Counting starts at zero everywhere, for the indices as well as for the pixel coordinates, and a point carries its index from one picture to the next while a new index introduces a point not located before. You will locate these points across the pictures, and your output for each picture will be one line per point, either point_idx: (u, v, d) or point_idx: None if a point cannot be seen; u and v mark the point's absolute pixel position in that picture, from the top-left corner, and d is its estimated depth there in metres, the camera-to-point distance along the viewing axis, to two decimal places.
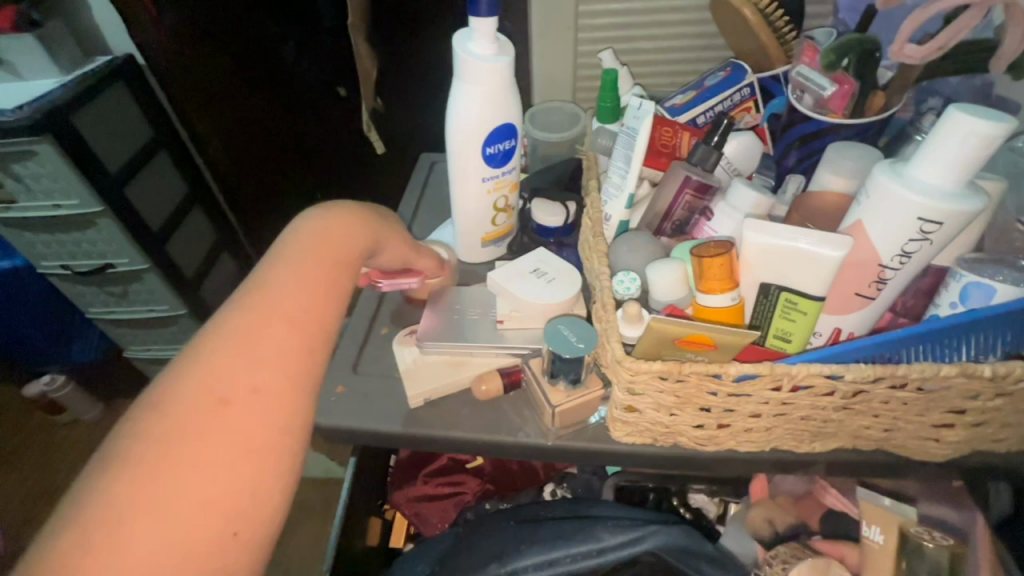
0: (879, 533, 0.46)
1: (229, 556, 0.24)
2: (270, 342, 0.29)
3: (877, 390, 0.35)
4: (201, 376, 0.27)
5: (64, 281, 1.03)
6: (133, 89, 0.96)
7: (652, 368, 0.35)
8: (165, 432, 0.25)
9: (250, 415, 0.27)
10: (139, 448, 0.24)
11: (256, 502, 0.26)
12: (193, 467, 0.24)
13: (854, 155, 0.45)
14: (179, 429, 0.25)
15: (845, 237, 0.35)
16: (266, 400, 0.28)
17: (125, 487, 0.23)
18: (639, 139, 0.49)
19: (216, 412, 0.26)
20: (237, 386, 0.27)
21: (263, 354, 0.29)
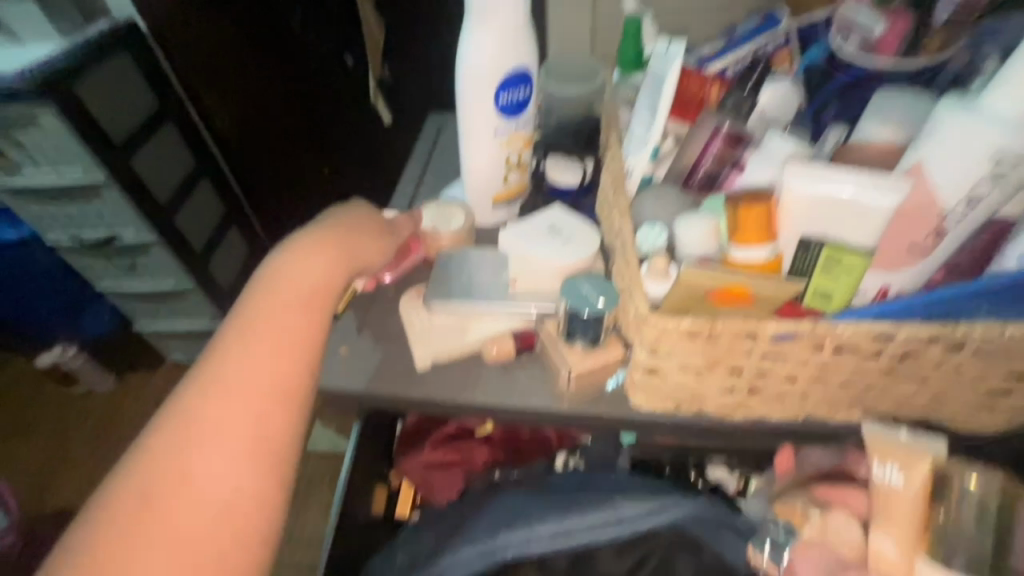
0: (896, 472, 0.34)
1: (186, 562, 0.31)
2: (237, 384, 0.36)
3: (930, 352, 0.32)
4: (183, 416, 0.35)
5: (71, 252, 1.02)
6: (137, 55, 0.85)
7: (681, 325, 0.32)
8: (157, 473, 0.33)
9: (211, 448, 0.34)
10: (134, 473, 0.32)
11: (228, 513, 0.32)
12: (166, 488, 0.32)
13: (903, 104, 0.42)
14: (162, 458, 0.33)
15: (899, 180, 0.32)
16: (226, 434, 0.34)
17: (130, 521, 0.31)
18: (667, 85, 0.45)
19: (187, 445, 0.34)
20: (208, 423, 0.34)
21: (229, 396, 0.35)
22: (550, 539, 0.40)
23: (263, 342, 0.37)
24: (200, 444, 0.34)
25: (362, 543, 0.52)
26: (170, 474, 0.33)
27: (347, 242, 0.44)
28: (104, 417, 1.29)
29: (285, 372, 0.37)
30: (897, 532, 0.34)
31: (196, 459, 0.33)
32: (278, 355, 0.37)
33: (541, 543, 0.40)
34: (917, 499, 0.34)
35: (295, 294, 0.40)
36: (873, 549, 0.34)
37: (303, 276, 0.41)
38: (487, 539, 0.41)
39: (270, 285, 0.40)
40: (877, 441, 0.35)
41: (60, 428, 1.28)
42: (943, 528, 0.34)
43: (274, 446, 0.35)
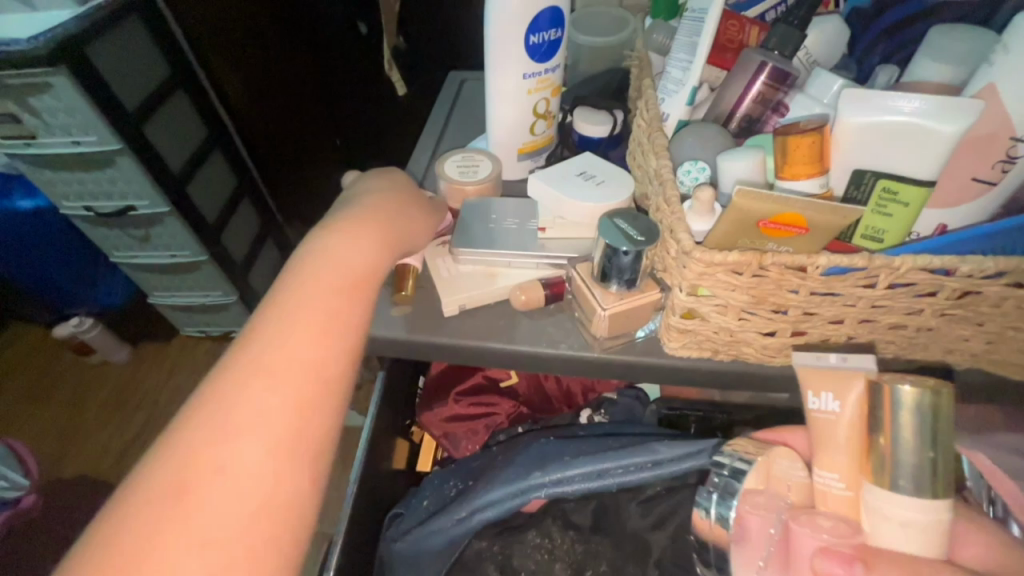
0: (832, 401, 0.33)
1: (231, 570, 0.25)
2: (279, 360, 0.31)
3: (992, 290, 0.30)
4: (217, 395, 0.29)
5: (86, 221, 1.01)
6: (151, 25, 0.90)
7: (727, 259, 0.30)
8: (181, 469, 0.26)
9: (255, 432, 0.28)
10: (158, 467, 0.27)
11: (278, 511, 0.27)
12: (198, 484, 0.26)
13: (964, 35, 0.38)
14: (192, 446, 0.27)
15: (975, 99, 0.30)
16: (271, 416, 0.29)
17: (151, 526, 0.25)
18: (708, 22, 0.43)
19: (225, 428, 0.28)
20: (246, 405, 0.29)
21: (271, 374, 0.30)
22: (583, 480, 0.39)
23: (309, 318, 0.32)
24: (233, 433, 0.28)
25: (383, 496, 0.52)
26: (197, 470, 0.27)
27: (391, 219, 0.41)
28: (121, 386, 1.31)
29: (332, 354, 0.32)
30: (840, 464, 0.33)
31: (228, 452, 0.27)
32: (326, 333, 0.32)
33: (574, 482, 0.39)
34: (857, 423, 0.32)
35: (345, 269, 0.35)
36: (817, 484, 0.34)
37: (347, 250, 0.36)
38: (519, 479, 0.40)
39: (315, 259, 0.35)
40: (811, 370, 0.34)
41: (78, 396, 1.29)
42: (892, 448, 0.30)
43: (324, 432, 0.30)
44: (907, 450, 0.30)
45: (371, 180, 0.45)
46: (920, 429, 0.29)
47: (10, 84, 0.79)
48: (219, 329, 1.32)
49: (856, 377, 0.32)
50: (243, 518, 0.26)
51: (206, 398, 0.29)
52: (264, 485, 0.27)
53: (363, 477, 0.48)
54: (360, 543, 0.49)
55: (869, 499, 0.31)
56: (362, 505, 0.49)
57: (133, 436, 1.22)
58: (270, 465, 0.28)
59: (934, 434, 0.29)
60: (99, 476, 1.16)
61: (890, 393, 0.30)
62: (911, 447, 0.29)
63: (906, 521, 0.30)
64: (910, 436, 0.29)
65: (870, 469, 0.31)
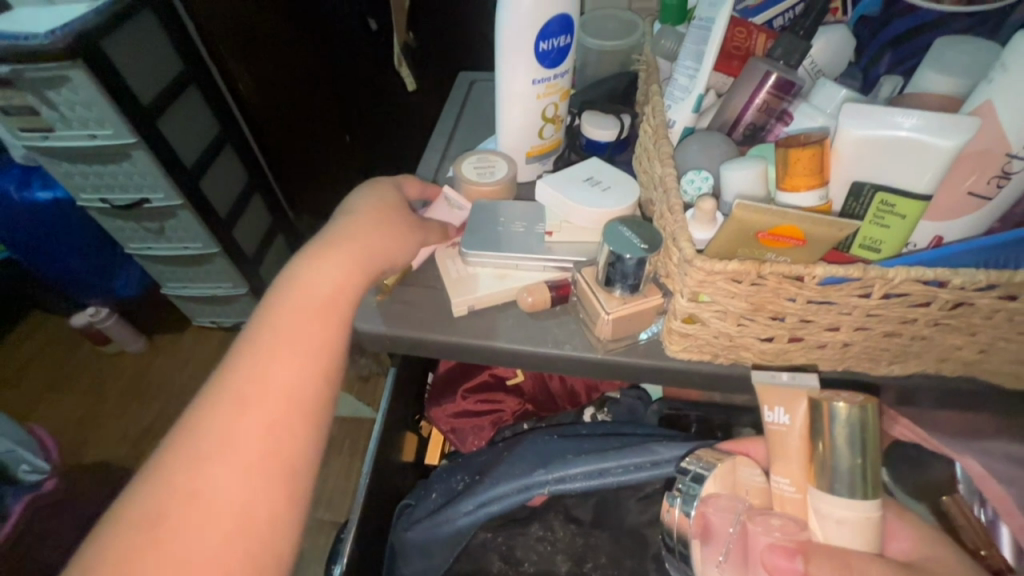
0: (785, 414, 0.35)
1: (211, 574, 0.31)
2: (253, 393, 0.36)
3: (983, 302, 0.31)
4: (199, 426, 0.35)
5: (103, 214, 1.04)
6: (162, 20, 0.93)
7: (727, 268, 0.32)
8: (174, 484, 0.33)
9: (231, 459, 0.34)
10: (153, 489, 0.33)
11: (252, 528, 0.33)
12: (186, 505, 0.33)
13: (968, 48, 0.38)
14: (179, 473, 0.33)
15: (971, 117, 0.31)
16: (245, 446, 0.35)
17: (150, 539, 0.31)
18: (715, 30, 0.43)
19: (204, 457, 0.34)
20: (222, 437, 0.35)
21: (245, 408, 0.36)
22: (585, 478, 0.41)
23: (280, 350, 0.38)
24: (215, 453, 0.34)
25: (391, 487, 0.54)
26: (187, 483, 0.33)
27: (366, 240, 0.43)
28: (136, 375, 1.34)
29: (302, 385, 0.38)
30: (792, 470, 0.35)
31: (212, 468, 0.34)
32: (294, 362, 0.38)
33: (576, 481, 0.41)
34: (803, 435, 0.34)
35: (315, 299, 0.40)
36: (775, 488, 0.36)
37: (319, 283, 0.41)
38: (524, 475, 0.42)
39: (288, 293, 0.40)
40: (765, 385, 0.36)
41: (94, 385, 1.33)
42: (830, 457, 0.33)
43: (294, 456, 0.36)
44: (844, 459, 0.32)
45: (354, 197, 0.48)
46: (856, 440, 0.32)
47: (31, 79, 0.81)
48: (231, 321, 1.34)
49: (801, 392, 0.34)
50: (227, 525, 0.33)
51: (197, 427, 0.35)
52: (237, 506, 0.33)
53: (373, 469, 0.50)
54: (370, 532, 0.51)
55: (814, 502, 0.34)
56: (371, 495, 0.51)
57: (148, 424, 1.25)
58: (247, 488, 0.34)
59: (867, 443, 0.32)
60: (115, 462, 1.19)
61: (830, 409, 0.32)
62: (847, 454, 0.32)
63: (842, 520, 0.33)
64: (846, 447, 0.32)
65: (815, 476, 0.34)
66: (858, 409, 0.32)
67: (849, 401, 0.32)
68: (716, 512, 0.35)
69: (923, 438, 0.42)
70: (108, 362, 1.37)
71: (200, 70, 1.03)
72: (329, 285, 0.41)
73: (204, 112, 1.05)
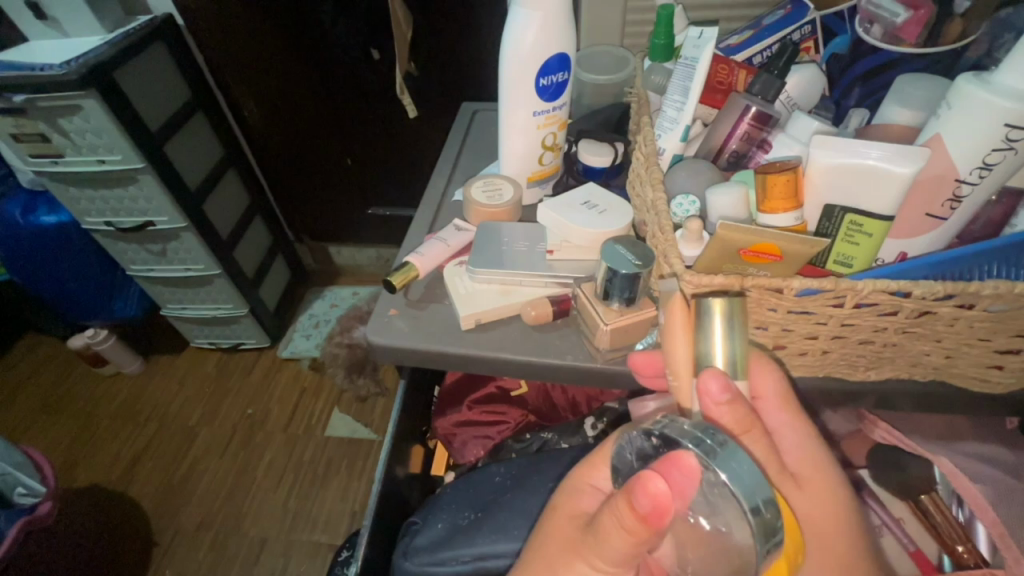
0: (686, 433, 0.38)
1: (564, 539, 0.35)
2: (564, 546, 0.35)
3: (944, 310, 0.34)
4: (563, 519, 0.36)
5: (107, 236, 1.06)
6: (172, 48, 0.98)
7: (713, 281, 0.35)
8: (553, 541, 0.36)
9: (562, 541, 0.35)
10: (550, 529, 0.36)
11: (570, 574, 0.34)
12: (545, 549, 0.35)
13: (924, 85, 0.42)
14: (546, 535, 0.36)
15: (923, 149, 0.35)
16: (570, 541, 0.34)
17: (548, 544, 0.36)
18: (699, 67, 0.48)
19: (569, 522, 0.36)
20: (572, 518, 0.36)
21: (564, 553, 0.34)
22: None
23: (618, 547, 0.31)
24: (558, 545, 0.35)
25: (399, 498, 0.56)
26: (558, 544, 0.35)
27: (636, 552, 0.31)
28: (133, 395, 1.35)
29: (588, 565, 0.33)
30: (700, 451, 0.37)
31: (562, 536, 0.35)
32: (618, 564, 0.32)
33: None
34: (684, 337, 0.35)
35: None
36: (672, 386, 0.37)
37: (614, 551, 0.31)
38: None
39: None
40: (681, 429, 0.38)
41: (89, 407, 1.33)
42: (708, 352, 0.34)
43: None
44: (713, 324, 0.34)
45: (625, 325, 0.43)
46: (725, 333, 0.33)
47: (43, 107, 0.85)
48: (229, 341, 1.36)
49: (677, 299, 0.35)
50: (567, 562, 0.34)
51: (539, 546, 0.36)
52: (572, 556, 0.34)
53: (385, 480, 0.53)
54: (379, 542, 0.53)
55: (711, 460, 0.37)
56: (383, 507, 0.53)
57: (145, 444, 1.26)
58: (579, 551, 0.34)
59: (737, 334, 0.33)
60: (108, 484, 1.20)
61: (700, 306, 0.34)
62: (713, 337, 0.34)
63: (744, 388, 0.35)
64: (722, 338, 0.33)
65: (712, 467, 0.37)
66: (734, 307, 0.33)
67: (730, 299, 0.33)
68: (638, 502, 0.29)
69: (900, 439, 0.46)
70: (106, 382, 1.38)
71: (207, 100, 1.08)
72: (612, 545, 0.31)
73: (209, 139, 1.10)
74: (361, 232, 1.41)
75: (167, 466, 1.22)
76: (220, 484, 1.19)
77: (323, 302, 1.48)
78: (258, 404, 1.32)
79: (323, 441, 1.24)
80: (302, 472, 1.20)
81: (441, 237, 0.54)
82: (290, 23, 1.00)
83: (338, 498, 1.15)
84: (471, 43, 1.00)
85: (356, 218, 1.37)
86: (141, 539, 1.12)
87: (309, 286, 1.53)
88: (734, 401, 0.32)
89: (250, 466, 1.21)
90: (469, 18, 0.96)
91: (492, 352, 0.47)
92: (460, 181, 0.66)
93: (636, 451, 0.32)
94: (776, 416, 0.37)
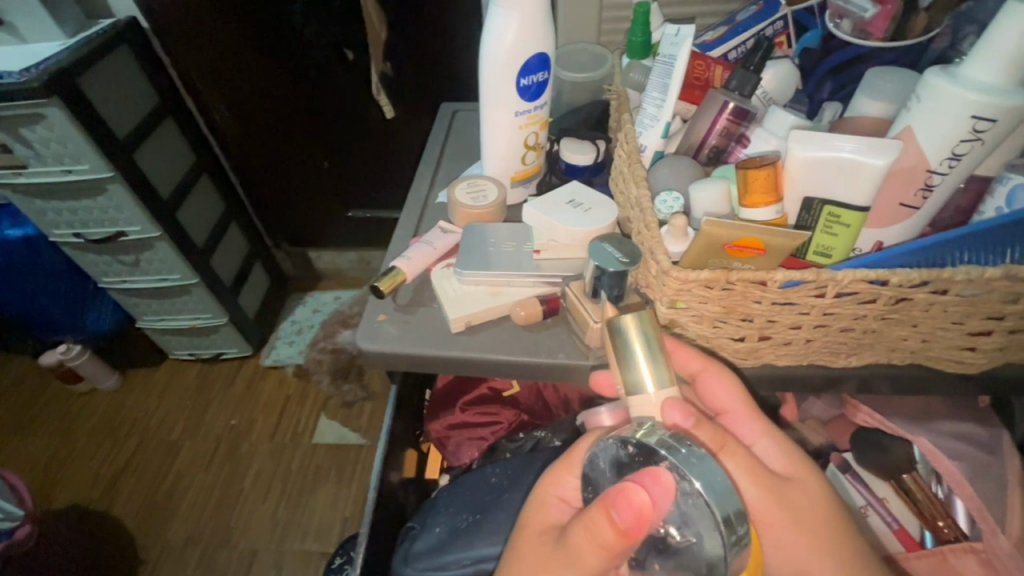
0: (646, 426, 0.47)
1: (538, 551, 0.36)
2: (538, 558, 0.35)
3: (919, 297, 0.36)
4: (535, 529, 0.37)
5: (77, 249, 1.03)
6: (138, 52, 0.95)
7: (699, 276, 0.36)
8: (523, 553, 0.36)
9: (535, 552, 0.36)
10: (521, 540, 0.37)
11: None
12: (518, 559, 0.36)
13: (894, 78, 0.43)
14: (517, 548, 0.37)
15: (895, 141, 0.36)
16: (544, 551, 0.35)
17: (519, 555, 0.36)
18: (677, 65, 0.48)
19: (540, 534, 0.36)
20: (543, 530, 0.36)
21: (537, 562, 0.35)
22: None
23: (592, 553, 0.32)
24: (530, 556, 0.36)
25: (394, 504, 0.56)
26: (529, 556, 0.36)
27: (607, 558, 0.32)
28: (111, 411, 1.31)
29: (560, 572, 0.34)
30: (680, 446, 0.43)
31: (533, 548, 0.36)
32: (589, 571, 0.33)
33: None
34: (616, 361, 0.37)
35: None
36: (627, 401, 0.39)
37: (588, 559, 0.32)
38: None
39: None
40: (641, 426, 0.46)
41: (65, 426, 1.29)
42: (635, 372, 0.36)
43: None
44: (634, 346, 0.36)
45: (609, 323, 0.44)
46: (645, 353, 0.36)
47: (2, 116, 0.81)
48: (210, 351, 1.33)
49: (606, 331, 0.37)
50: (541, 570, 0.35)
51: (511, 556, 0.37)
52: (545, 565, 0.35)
53: (378, 485, 0.52)
54: (374, 548, 0.53)
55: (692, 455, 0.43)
56: (377, 513, 0.52)
57: (126, 461, 1.23)
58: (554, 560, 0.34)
59: (654, 349, 0.36)
60: (90, 503, 1.16)
61: (618, 328, 0.36)
62: (638, 358, 0.36)
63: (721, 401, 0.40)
64: (643, 356, 0.36)
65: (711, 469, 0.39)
66: (638, 321, 0.36)
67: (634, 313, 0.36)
68: (621, 509, 0.31)
69: (881, 421, 0.47)
70: (81, 399, 1.33)
71: (177, 105, 1.05)
72: (586, 552, 0.32)
73: (180, 146, 1.07)
74: (342, 235, 1.39)
75: (149, 483, 1.19)
76: (207, 498, 1.16)
77: (305, 308, 1.46)
78: (243, 414, 1.29)
79: (312, 449, 1.22)
80: (291, 481, 1.18)
81: (427, 240, 0.54)
82: (262, 24, 0.98)
83: (328, 506, 1.14)
84: (448, 41, 0.99)
85: (337, 221, 1.35)
86: (126, 558, 1.09)
87: (291, 292, 1.50)
88: (697, 421, 0.35)
89: (237, 478, 1.19)
90: (444, 17, 0.96)
91: (483, 353, 0.47)
92: (442, 183, 0.65)
93: (609, 459, 0.34)
94: (749, 426, 0.40)
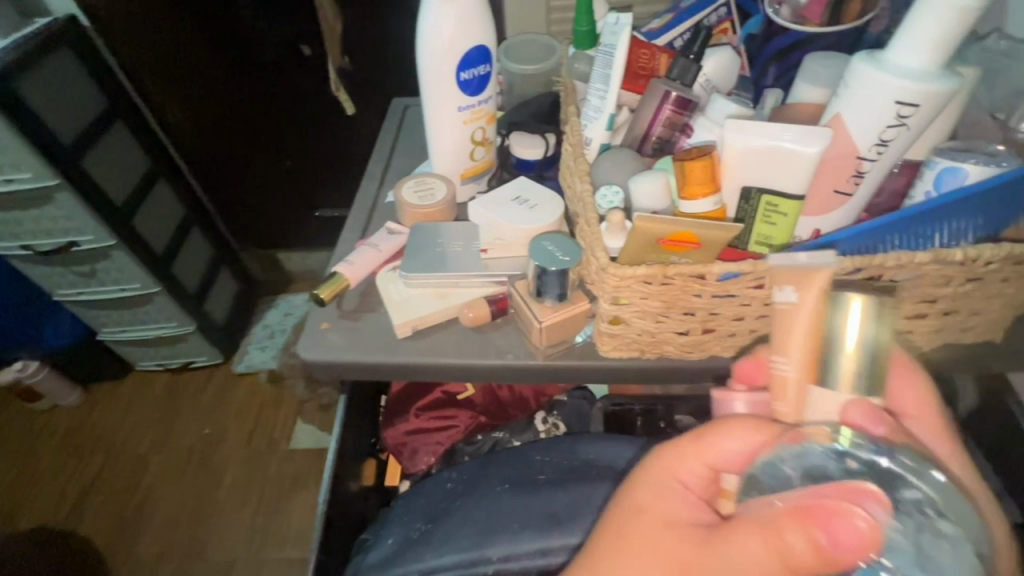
0: None
1: (663, 545, 0.30)
2: (664, 552, 0.29)
3: (855, 284, 0.36)
4: (651, 519, 0.31)
5: (25, 261, 0.97)
6: (81, 52, 0.90)
7: (637, 272, 0.35)
8: (637, 543, 0.30)
9: (658, 546, 0.30)
10: (630, 528, 0.31)
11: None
12: (631, 552, 0.30)
13: (831, 63, 0.43)
14: (628, 537, 0.31)
15: (825, 129, 0.36)
16: (673, 545, 0.30)
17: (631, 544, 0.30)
18: (617, 55, 0.47)
19: (660, 524, 0.30)
20: (661, 518, 0.31)
21: (664, 557, 0.29)
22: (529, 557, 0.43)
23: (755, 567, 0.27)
24: (651, 549, 0.30)
25: (352, 514, 0.54)
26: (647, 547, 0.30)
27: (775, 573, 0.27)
28: (73, 428, 1.26)
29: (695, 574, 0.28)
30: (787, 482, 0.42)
31: (656, 539, 0.30)
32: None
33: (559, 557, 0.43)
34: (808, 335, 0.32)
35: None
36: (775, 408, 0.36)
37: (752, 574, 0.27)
38: None
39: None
40: None
41: (25, 448, 1.23)
42: (842, 348, 0.32)
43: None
44: (853, 317, 0.31)
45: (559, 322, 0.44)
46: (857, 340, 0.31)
47: None
48: (178, 361, 1.28)
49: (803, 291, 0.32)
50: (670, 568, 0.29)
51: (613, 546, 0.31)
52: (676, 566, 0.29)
53: (332, 495, 0.51)
54: (335, 561, 0.51)
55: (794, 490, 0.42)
56: (336, 524, 0.51)
57: (92, 479, 1.18)
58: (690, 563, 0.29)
59: (870, 345, 0.31)
60: (57, 525, 1.12)
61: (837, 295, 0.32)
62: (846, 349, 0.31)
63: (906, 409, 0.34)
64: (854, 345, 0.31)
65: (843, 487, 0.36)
66: (875, 307, 0.32)
67: (874, 299, 0.32)
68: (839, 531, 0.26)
69: None
70: (42, 417, 1.28)
71: (127, 109, 0.99)
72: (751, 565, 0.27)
73: (132, 150, 1.01)
74: (308, 237, 1.35)
75: (118, 501, 1.15)
76: (179, 512, 1.13)
77: (276, 311, 1.41)
78: (214, 423, 1.25)
79: (288, 455, 1.20)
80: (268, 489, 1.15)
81: (372, 243, 0.52)
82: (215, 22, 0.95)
83: (306, 512, 1.12)
84: (404, 34, 0.96)
85: (303, 221, 1.31)
86: None
87: None
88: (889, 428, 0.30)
89: (210, 489, 1.16)
90: (398, 9, 0.93)
91: (432, 356, 0.46)
92: (392, 183, 0.63)
93: (809, 466, 0.29)
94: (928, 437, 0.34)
